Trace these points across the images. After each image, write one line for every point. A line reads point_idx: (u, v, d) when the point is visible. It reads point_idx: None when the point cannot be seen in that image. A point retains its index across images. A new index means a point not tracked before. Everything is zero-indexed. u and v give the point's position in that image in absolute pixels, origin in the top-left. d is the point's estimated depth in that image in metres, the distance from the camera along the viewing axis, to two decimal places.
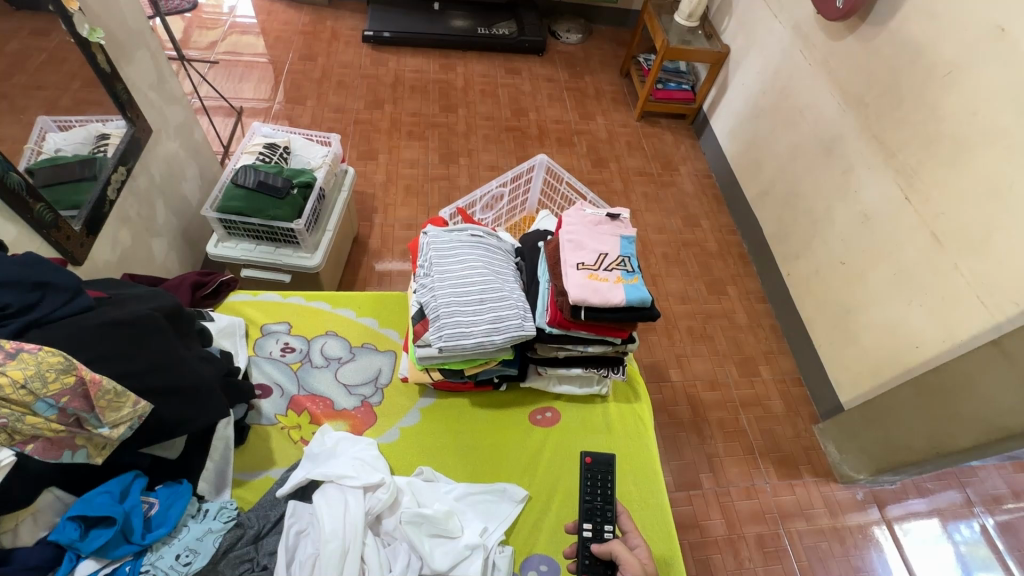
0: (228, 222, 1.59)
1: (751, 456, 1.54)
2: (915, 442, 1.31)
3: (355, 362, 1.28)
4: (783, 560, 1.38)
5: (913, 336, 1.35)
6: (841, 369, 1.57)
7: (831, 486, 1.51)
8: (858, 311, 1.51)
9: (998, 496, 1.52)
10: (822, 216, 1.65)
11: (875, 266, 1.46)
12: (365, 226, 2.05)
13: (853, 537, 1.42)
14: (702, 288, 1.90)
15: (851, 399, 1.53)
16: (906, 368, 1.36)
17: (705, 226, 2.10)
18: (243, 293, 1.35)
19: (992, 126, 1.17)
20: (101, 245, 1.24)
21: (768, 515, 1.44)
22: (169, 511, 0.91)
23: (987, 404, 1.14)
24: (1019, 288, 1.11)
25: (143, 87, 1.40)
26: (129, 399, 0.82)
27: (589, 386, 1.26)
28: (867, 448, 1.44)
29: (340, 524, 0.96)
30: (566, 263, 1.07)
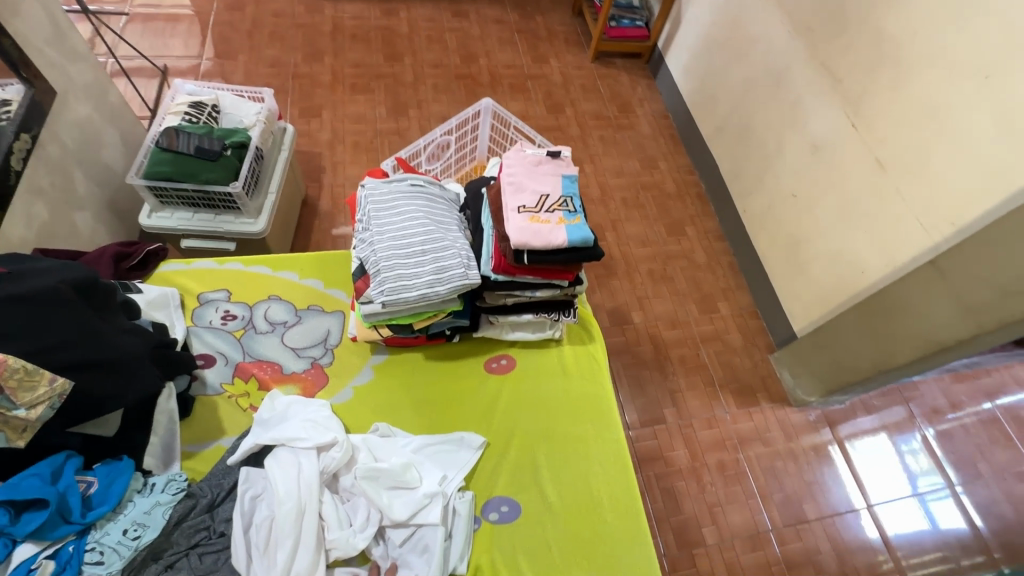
0: (158, 189, 1.48)
1: (712, 388, 1.60)
2: (860, 362, 1.37)
3: (302, 325, 1.24)
4: (742, 481, 1.45)
5: (858, 262, 1.37)
6: (793, 302, 1.61)
7: (786, 410, 1.58)
8: (808, 241, 1.53)
9: (938, 407, 1.60)
10: (773, 149, 1.64)
11: (822, 195, 1.46)
12: (313, 187, 1.95)
13: (806, 454, 1.50)
14: (661, 230, 1.90)
15: (803, 327, 1.58)
16: (850, 294, 1.40)
17: (664, 167, 2.07)
18: (175, 262, 1.26)
19: (931, 44, 1.15)
20: (10, 221, 1.14)
21: (728, 441, 1.51)
22: (111, 488, 0.89)
23: (924, 320, 1.20)
24: (954, 208, 1.13)
25: (37, 44, 1.25)
26: (44, 377, 0.78)
27: (543, 331, 1.26)
28: (817, 371, 1.51)
29: (294, 485, 0.96)
30: (507, 208, 1.04)
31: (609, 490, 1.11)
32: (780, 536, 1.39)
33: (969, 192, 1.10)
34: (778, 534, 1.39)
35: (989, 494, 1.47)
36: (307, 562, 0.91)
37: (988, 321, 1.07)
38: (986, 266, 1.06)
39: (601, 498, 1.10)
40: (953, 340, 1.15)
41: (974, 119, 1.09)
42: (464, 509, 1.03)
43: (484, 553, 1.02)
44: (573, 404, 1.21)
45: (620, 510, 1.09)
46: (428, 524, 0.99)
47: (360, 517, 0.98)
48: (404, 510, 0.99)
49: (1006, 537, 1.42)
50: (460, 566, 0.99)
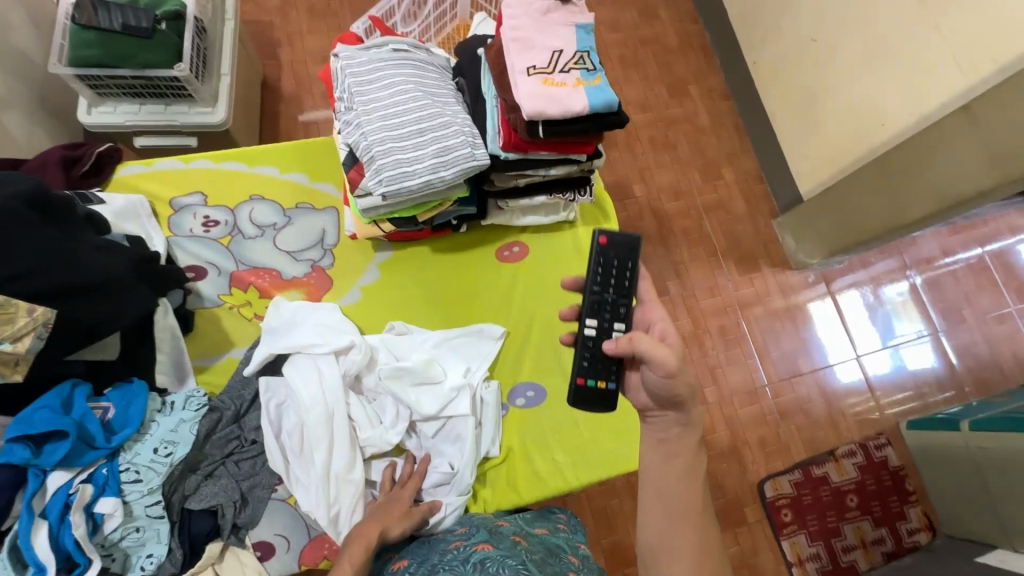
0: (90, 79, 1.24)
1: (714, 257, 1.55)
2: (868, 221, 1.30)
3: (294, 227, 1.13)
4: (742, 344, 1.48)
5: (880, 113, 1.23)
6: (801, 161, 1.48)
7: (786, 272, 1.56)
8: (826, 93, 1.36)
9: (932, 257, 1.57)
10: None
11: (848, 35, 1.26)
12: (270, 66, 1.69)
13: (803, 313, 1.52)
14: (661, 91, 1.70)
15: (810, 188, 1.47)
16: (870, 149, 1.27)
17: (665, 12, 1.79)
18: (134, 164, 1.11)
19: None
20: None
21: (730, 308, 1.51)
22: (130, 411, 0.86)
23: (944, 172, 1.09)
24: (1003, 39, 0.97)
25: None
26: (20, 308, 0.70)
27: (556, 214, 1.17)
28: (821, 233, 1.45)
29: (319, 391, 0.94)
30: (514, 70, 0.90)
31: None
32: (775, 390, 1.45)
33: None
34: (774, 388, 1.45)
35: (968, 337, 1.53)
36: (345, 459, 0.92)
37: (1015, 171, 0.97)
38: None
39: None
40: (972, 193, 1.05)
41: None
42: (491, 397, 1.03)
43: (514, 435, 1.05)
44: None
45: None
46: (457, 414, 0.99)
47: (389, 414, 0.99)
48: (435, 403, 0.99)
49: (977, 372, 1.50)
50: (493, 450, 1.02)
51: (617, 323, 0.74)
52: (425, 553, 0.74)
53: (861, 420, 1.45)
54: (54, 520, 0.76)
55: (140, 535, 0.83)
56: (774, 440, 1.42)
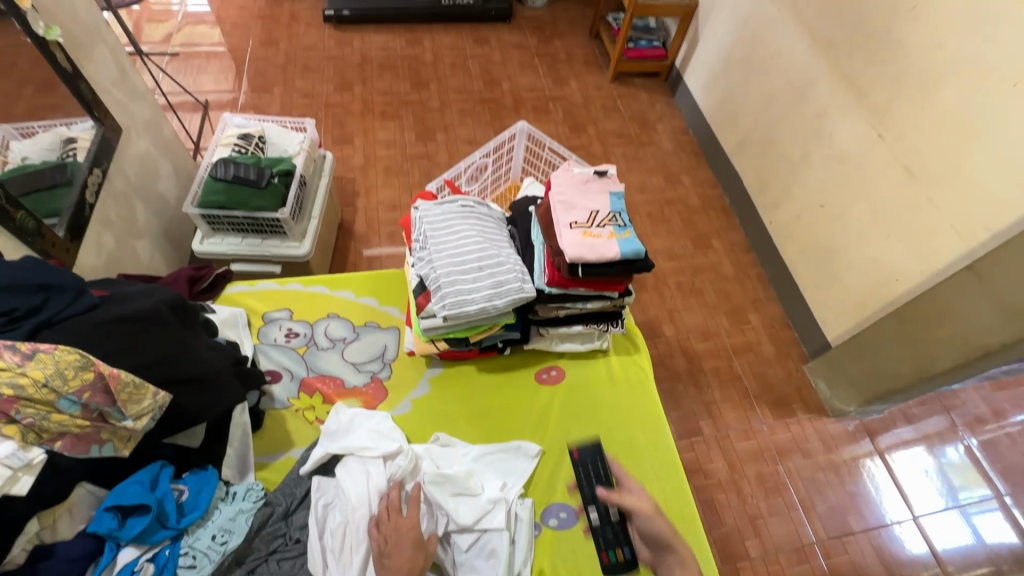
0: (211, 216, 1.55)
1: (747, 400, 1.61)
2: (900, 369, 1.37)
3: (360, 341, 1.30)
4: (783, 493, 1.46)
5: (893, 269, 1.37)
6: (826, 311, 1.61)
7: (824, 420, 1.58)
8: (840, 251, 1.53)
9: (980, 417, 1.58)
10: (800, 162, 1.66)
11: (853, 206, 1.47)
12: (349, 211, 2.02)
13: (848, 467, 1.49)
14: (687, 244, 1.93)
15: (838, 337, 1.57)
16: (888, 301, 1.39)
17: (686, 182, 2.10)
18: (239, 284, 1.35)
19: (958, 55, 1.17)
20: (85, 250, 1.20)
21: (767, 453, 1.52)
22: (200, 496, 0.94)
23: (964, 326, 1.19)
24: (992, 213, 1.13)
25: (105, 85, 1.32)
26: (148, 391, 0.84)
27: (590, 342, 1.30)
28: (853, 380, 1.51)
29: (369, 493, 1.00)
30: (559, 224, 1.11)
31: (665, 496, 1.13)
32: (826, 549, 1.38)
33: (1006, 199, 1.10)
34: (823, 546, 1.38)
35: None
36: None
37: None
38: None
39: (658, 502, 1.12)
40: (996, 344, 1.14)
41: (1008, 126, 1.09)
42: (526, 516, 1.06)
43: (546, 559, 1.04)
44: (624, 412, 1.24)
45: (680, 518, 1.11)
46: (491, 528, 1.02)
47: (427, 524, 1.02)
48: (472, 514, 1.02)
49: None
50: (524, 570, 1.02)
51: None
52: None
53: None
54: None
55: None
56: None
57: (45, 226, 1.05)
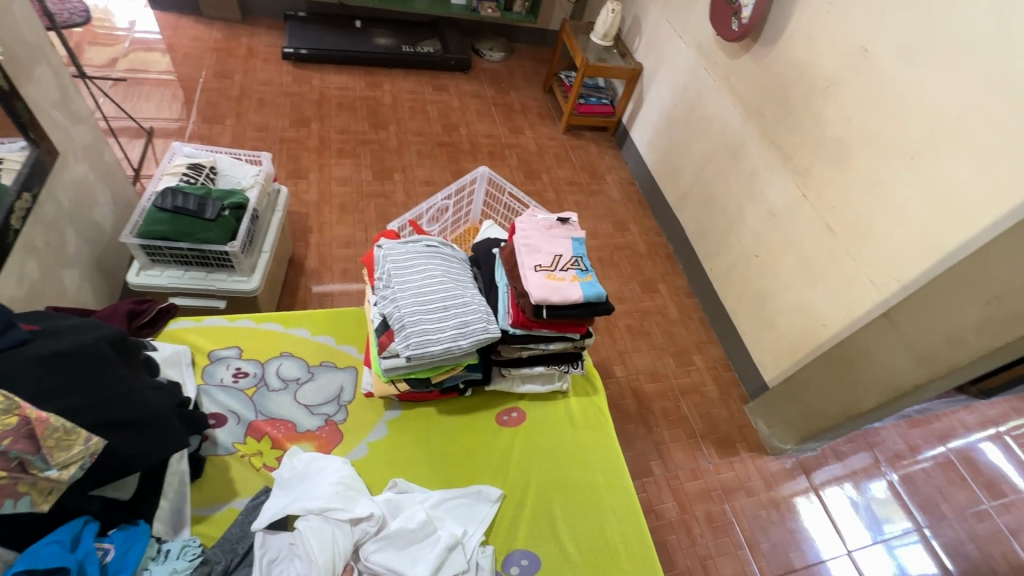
0: (152, 248, 1.46)
1: (694, 439, 1.66)
2: (830, 408, 1.47)
3: (315, 382, 1.24)
4: (730, 532, 1.49)
5: (819, 316, 1.50)
6: (763, 354, 1.72)
7: (764, 458, 1.66)
8: (774, 297, 1.66)
9: (898, 452, 1.72)
10: (735, 215, 1.81)
11: (783, 256, 1.61)
12: (299, 246, 1.97)
13: (788, 504, 1.56)
14: (636, 288, 2.02)
15: (774, 377, 1.68)
16: (816, 345, 1.51)
17: (634, 230, 2.22)
18: (184, 320, 1.27)
19: (864, 130, 1.34)
20: (5, 278, 1.09)
21: (714, 492, 1.56)
22: (128, 555, 0.85)
23: (883, 368, 1.31)
24: (900, 266, 1.27)
25: (45, 106, 1.25)
26: (80, 436, 0.77)
27: (551, 383, 1.32)
28: (790, 420, 1.60)
29: (332, 557, 0.91)
30: (524, 266, 1.15)
31: (623, 539, 1.14)
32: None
33: (911, 255, 1.25)
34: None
35: (954, 534, 1.57)
36: None
37: (940, 368, 1.19)
38: (936, 320, 1.18)
39: (617, 545, 1.13)
40: (910, 385, 1.25)
41: (909, 192, 1.25)
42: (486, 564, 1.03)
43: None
44: (583, 454, 1.25)
45: (637, 560, 1.11)
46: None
47: None
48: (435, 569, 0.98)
49: None
50: None
51: None
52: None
53: None
54: None
55: None
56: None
57: None
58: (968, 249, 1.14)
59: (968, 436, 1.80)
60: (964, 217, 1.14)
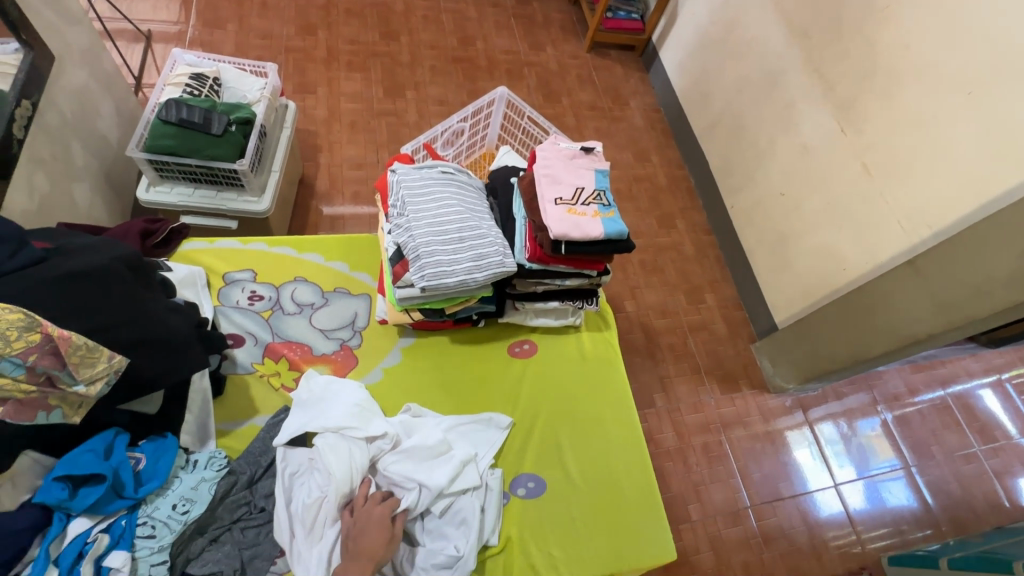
0: (160, 162, 1.42)
1: (698, 374, 1.69)
2: (837, 351, 1.46)
3: (329, 307, 1.25)
4: (724, 461, 1.56)
5: (841, 260, 1.46)
6: (777, 295, 1.70)
7: (765, 396, 1.69)
8: (795, 238, 1.61)
9: (898, 394, 1.74)
10: (765, 149, 1.70)
11: (811, 196, 1.54)
12: (309, 166, 1.91)
13: (782, 437, 1.62)
14: (652, 223, 1.96)
15: (785, 318, 1.67)
16: (833, 288, 1.48)
17: (655, 161, 2.12)
18: (197, 240, 1.26)
19: (923, 58, 1.21)
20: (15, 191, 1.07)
21: (712, 425, 1.61)
22: (159, 464, 0.90)
23: (898, 315, 1.28)
24: (938, 213, 1.20)
25: (34, 3, 1.15)
26: (103, 354, 0.78)
27: (564, 318, 1.32)
28: (796, 361, 1.61)
29: (350, 470, 0.96)
30: (544, 199, 1.10)
31: (626, 469, 1.20)
32: (757, 512, 1.50)
33: (950, 201, 1.18)
34: (756, 510, 1.50)
35: (939, 474, 1.62)
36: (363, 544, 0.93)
37: (958, 319, 1.15)
38: (966, 270, 1.12)
39: (619, 473, 1.19)
40: (924, 334, 1.22)
41: (961, 131, 1.15)
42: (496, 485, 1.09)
43: (511, 525, 1.08)
44: (592, 388, 1.28)
45: (639, 488, 1.18)
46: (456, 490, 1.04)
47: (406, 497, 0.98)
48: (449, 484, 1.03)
49: (953, 511, 1.57)
50: (493, 538, 1.05)
51: None
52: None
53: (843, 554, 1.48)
54: (64, 569, 0.77)
55: None
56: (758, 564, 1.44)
57: None
58: (1012, 196, 1.07)
59: (970, 382, 1.81)
60: (1016, 162, 1.06)
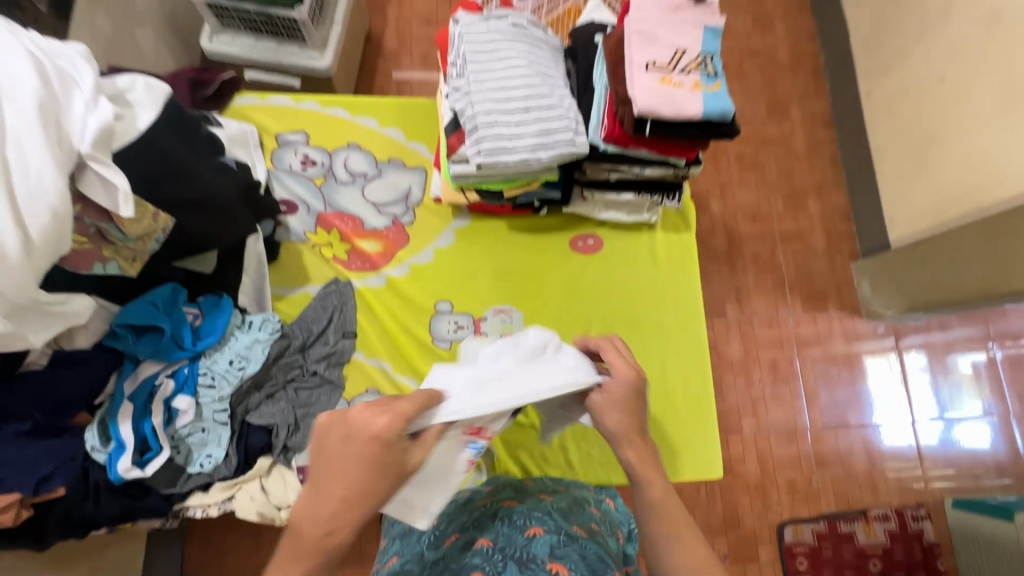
0: (218, 7, 1.19)
1: (780, 288, 1.49)
2: (964, 283, 1.21)
3: (383, 180, 1.17)
4: (791, 383, 1.43)
5: (1001, 172, 1.16)
6: (898, 206, 1.41)
7: (854, 319, 1.49)
8: (941, 140, 1.28)
9: (1018, 333, 1.47)
10: (937, 16, 1.29)
11: (988, 83, 1.17)
12: (375, 20, 1.60)
13: (860, 365, 1.46)
14: (761, 108, 1.62)
15: (902, 237, 1.39)
16: (975, 209, 1.21)
17: (780, 28, 1.68)
18: (250, 95, 1.18)
19: None
20: (77, 37, 0.98)
21: (786, 342, 1.46)
22: (213, 323, 0.94)
23: None
24: None
25: None
26: (149, 211, 0.76)
27: (638, 215, 1.16)
28: (906, 287, 1.37)
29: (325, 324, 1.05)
30: (631, 62, 0.89)
31: (684, 381, 1.11)
32: (816, 435, 1.41)
33: None
34: (815, 433, 1.41)
35: None
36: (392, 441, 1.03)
37: None
38: None
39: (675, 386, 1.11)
40: None
41: None
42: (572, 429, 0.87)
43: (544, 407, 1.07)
44: (660, 291, 1.16)
45: (692, 401, 1.10)
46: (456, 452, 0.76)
47: None
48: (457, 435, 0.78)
49: None
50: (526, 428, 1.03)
51: (507, 491, 0.79)
52: (455, 512, 0.78)
53: (902, 488, 1.39)
54: (138, 406, 0.86)
55: (204, 436, 0.91)
56: (805, 484, 1.38)
57: None
58: None
59: None
60: None
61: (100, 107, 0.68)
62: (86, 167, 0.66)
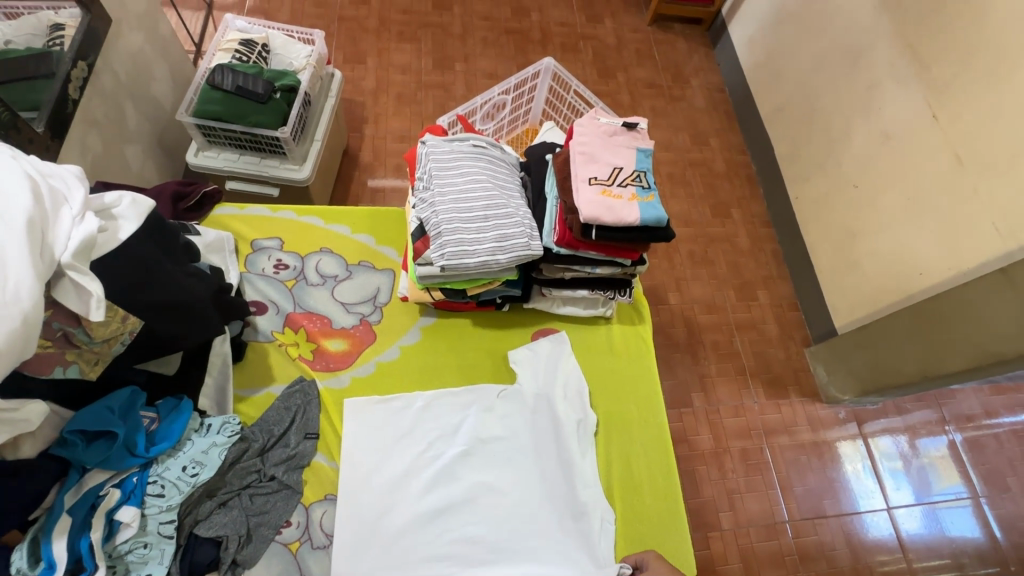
0: (207, 128, 1.32)
1: (742, 377, 1.56)
2: (905, 365, 1.29)
3: (352, 281, 1.23)
4: (763, 472, 1.43)
5: (916, 263, 1.30)
6: (837, 297, 1.54)
7: (815, 405, 1.54)
8: (863, 236, 1.45)
9: (972, 415, 1.55)
10: (839, 135, 1.53)
11: (889, 189, 1.37)
12: (354, 138, 1.77)
13: (831, 451, 1.48)
14: (705, 211, 1.80)
15: (846, 324, 1.51)
16: (906, 297, 1.32)
17: (714, 144, 1.93)
18: (229, 206, 1.26)
19: None
20: (71, 154, 1.06)
21: (754, 431, 1.48)
22: (169, 428, 0.92)
23: (984, 329, 1.11)
24: None
25: None
26: (118, 314, 0.78)
27: (594, 308, 1.24)
28: (856, 370, 1.44)
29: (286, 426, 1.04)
30: (577, 177, 1.02)
31: (651, 474, 1.11)
32: (795, 528, 1.37)
33: None
34: (794, 525, 1.38)
35: (1014, 508, 1.44)
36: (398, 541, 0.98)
37: None
38: None
39: (642, 478, 1.10)
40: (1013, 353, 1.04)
41: None
42: (574, 435, 1.09)
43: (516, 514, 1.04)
44: (620, 381, 1.20)
45: (660, 493, 1.09)
46: (422, 443, 1.06)
47: None
48: (465, 428, 1.08)
49: None
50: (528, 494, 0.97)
51: None
52: None
53: None
54: (77, 521, 0.80)
55: (145, 552, 0.85)
56: None
57: (22, 118, 0.91)
58: None
59: None
60: None
61: (86, 221, 0.74)
62: (64, 275, 0.70)
